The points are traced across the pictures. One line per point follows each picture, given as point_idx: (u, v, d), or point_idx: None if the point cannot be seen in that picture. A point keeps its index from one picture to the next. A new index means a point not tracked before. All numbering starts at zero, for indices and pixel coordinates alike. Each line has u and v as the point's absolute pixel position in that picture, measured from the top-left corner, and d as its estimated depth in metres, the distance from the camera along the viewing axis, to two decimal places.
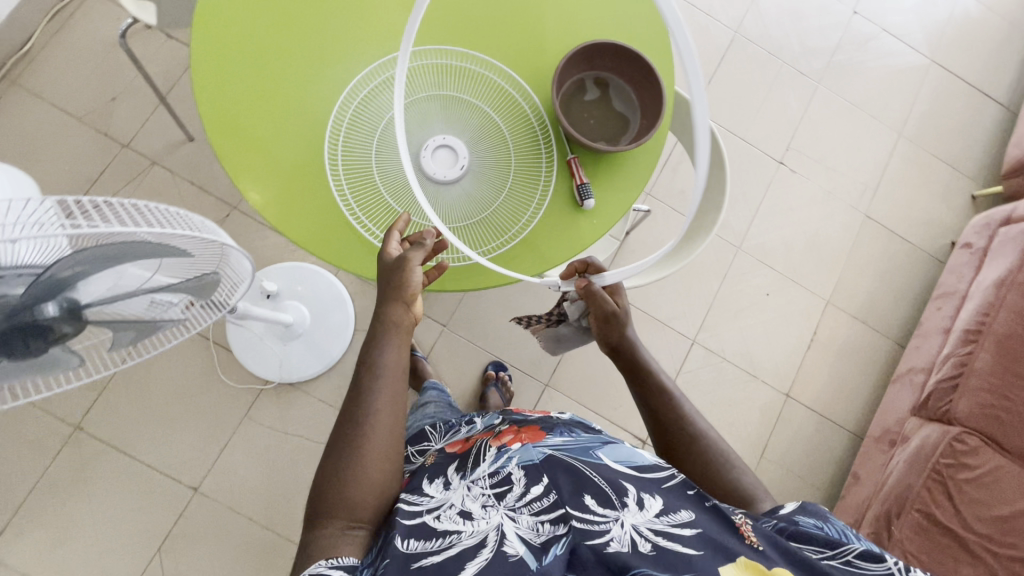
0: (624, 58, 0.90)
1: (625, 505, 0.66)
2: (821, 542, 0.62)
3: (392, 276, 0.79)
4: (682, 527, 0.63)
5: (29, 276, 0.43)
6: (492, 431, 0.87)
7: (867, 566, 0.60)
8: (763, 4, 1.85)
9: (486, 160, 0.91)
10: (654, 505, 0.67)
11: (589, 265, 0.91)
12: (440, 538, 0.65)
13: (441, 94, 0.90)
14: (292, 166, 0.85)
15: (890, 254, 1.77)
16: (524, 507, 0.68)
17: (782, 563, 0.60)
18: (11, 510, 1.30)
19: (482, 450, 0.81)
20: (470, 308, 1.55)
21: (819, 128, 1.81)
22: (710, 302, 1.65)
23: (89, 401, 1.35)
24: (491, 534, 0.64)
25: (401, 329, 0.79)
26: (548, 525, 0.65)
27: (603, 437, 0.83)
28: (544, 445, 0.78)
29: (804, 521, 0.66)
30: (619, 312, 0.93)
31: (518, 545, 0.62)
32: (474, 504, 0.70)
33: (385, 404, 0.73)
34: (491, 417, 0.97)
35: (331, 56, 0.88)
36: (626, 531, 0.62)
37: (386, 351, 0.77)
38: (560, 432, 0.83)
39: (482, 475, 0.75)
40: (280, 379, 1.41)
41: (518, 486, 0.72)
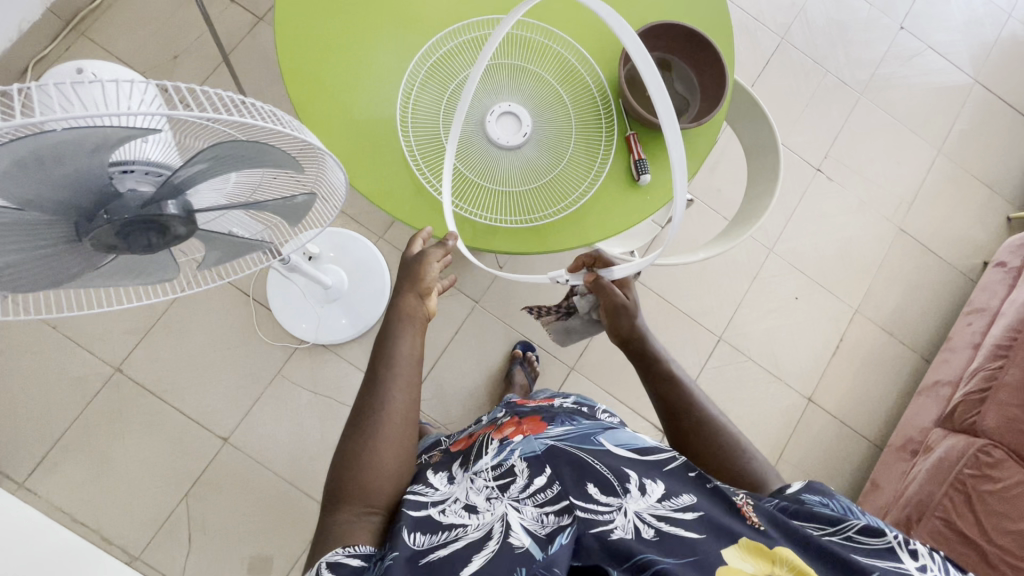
0: (690, 41, 0.92)
1: (627, 491, 0.63)
2: (823, 520, 0.60)
3: (409, 271, 0.84)
4: (684, 511, 0.60)
5: (154, 175, 0.47)
6: (495, 426, 0.87)
7: (868, 541, 0.56)
8: (811, 13, 1.87)
9: (548, 129, 0.94)
10: (656, 491, 0.64)
11: (596, 260, 0.98)
12: (446, 531, 0.63)
13: (510, 62, 0.93)
14: (364, 119, 0.88)
15: (922, 268, 1.77)
16: (528, 498, 0.65)
17: (783, 541, 0.57)
18: (48, 444, 1.34)
19: (484, 443, 0.82)
20: (503, 287, 1.57)
21: (858, 138, 1.82)
22: (739, 301, 1.66)
23: (130, 344, 1.39)
24: (496, 525, 0.61)
25: (413, 320, 0.81)
26: (553, 516, 0.61)
27: (604, 424, 0.79)
28: (546, 436, 0.74)
29: (809, 498, 0.63)
30: (629, 304, 1.01)
31: (523, 536, 0.59)
32: (478, 497, 0.67)
33: (400, 393, 0.74)
34: (497, 412, 0.98)
35: (408, 18, 0.91)
36: (629, 518, 0.59)
37: (400, 341, 0.78)
38: (561, 422, 0.80)
39: (485, 467, 0.73)
40: (316, 340, 1.43)
41: (521, 477, 0.68)
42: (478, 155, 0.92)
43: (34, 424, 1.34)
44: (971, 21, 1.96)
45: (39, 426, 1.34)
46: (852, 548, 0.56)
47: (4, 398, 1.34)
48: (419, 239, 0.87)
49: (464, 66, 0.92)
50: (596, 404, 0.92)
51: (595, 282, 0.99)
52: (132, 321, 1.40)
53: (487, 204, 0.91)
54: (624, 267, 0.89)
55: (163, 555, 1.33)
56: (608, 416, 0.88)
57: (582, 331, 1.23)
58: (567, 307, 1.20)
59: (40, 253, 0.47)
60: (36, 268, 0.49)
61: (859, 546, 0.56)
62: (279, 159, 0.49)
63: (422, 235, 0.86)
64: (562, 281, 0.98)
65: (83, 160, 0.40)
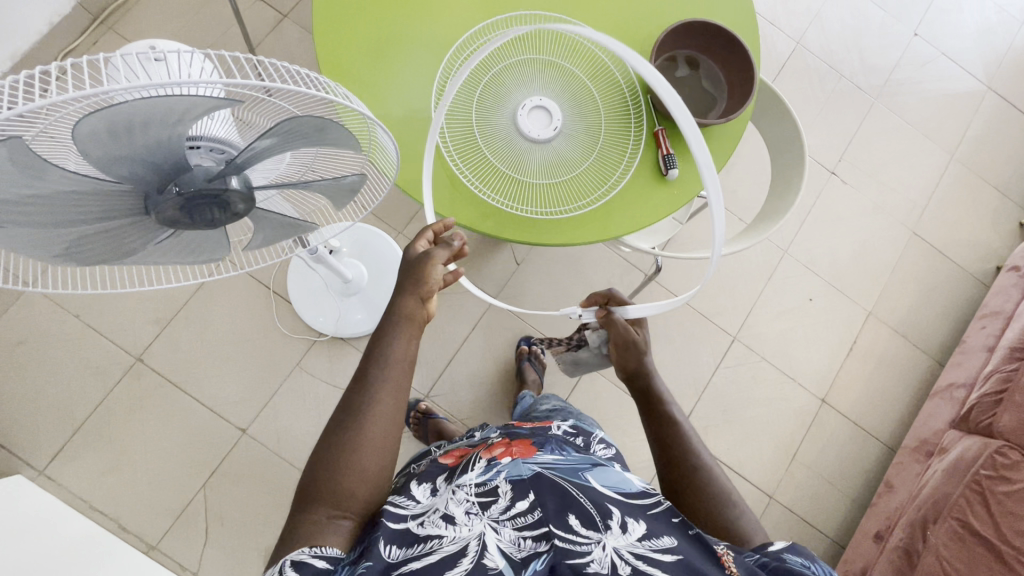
0: (717, 39, 0.94)
1: (608, 527, 0.65)
2: None
3: (413, 271, 0.80)
4: (663, 552, 0.63)
5: (218, 154, 0.49)
6: (484, 444, 0.84)
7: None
8: (826, 18, 1.90)
9: (577, 123, 0.95)
10: (637, 529, 0.65)
11: (611, 298, 0.98)
12: (422, 544, 0.63)
13: (541, 57, 0.94)
14: (400, 111, 0.90)
15: (936, 272, 1.78)
16: (507, 520, 0.66)
17: None
18: (69, 433, 1.34)
19: (471, 460, 0.78)
20: (520, 284, 1.57)
21: (873, 143, 1.83)
22: (754, 301, 1.67)
23: (151, 335, 1.40)
24: (473, 543, 0.63)
25: (404, 324, 0.77)
26: (530, 541, 0.64)
27: (592, 458, 0.79)
28: (534, 462, 0.74)
29: (791, 559, 0.63)
30: (639, 340, 0.95)
31: (499, 558, 0.62)
32: (457, 509, 0.67)
33: (385, 396, 0.71)
34: (491, 430, 0.95)
35: (442, 14, 0.93)
36: (607, 554, 0.62)
37: (393, 343, 0.75)
38: (551, 450, 0.79)
39: (469, 481, 0.72)
40: (334, 333, 1.45)
41: (504, 499, 0.69)
42: (510, 148, 0.93)
43: (53, 411, 1.35)
44: (983, 29, 1.98)
45: (60, 414, 1.35)
46: None
47: (24, 385, 1.35)
48: (424, 239, 0.83)
49: (497, 60, 0.93)
50: (593, 433, 0.91)
51: (606, 317, 0.98)
52: (153, 310, 1.41)
53: (519, 196, 0.92)
54: (641, 308, 0.93)
55: (181, 545, 1.34)
56: (603, 452, 0.85)
57: (588, 359, 1.23)
58: (576, 340, 1.19)
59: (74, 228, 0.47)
60: (95, 241, 0.50)
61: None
62: (338, 137, 0.50)
63: (429, 232, 0.83)
64: (574, 316, 1.00)
65: (164, 128, 0.42)
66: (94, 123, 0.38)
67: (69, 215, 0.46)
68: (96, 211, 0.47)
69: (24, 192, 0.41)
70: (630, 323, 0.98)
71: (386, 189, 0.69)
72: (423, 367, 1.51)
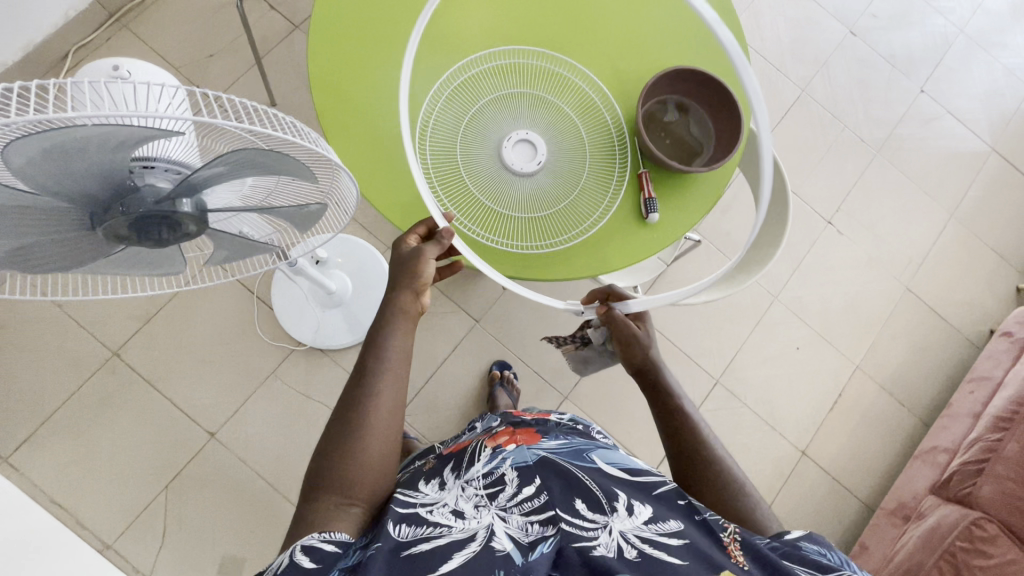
0: (707, 88, 0.95)
1: (614, 510, 0.65)
2: (815, 566, 0.59)
3: (403, 267, 0.79)
4: (670, 536, 0.62)
5: (174, 173, 0.49)
6: (488, 432, 0.86)
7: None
8: (833, 69, 1.91)
9: (561, 161, 0.95)
10: (643, 513, 0.65)
11: (611, 294, 0.93)
12: (430, 527, 0.64)
13: (530, 92, 0.96)
14: (384, 134, 0.90)
15: (927, 330, 1.76)
16: (515, 507, 0.67)
17: None
18: (38, 421, 1.34)
19: (476, 451, 0.80)
20: (505, 308, 1.57)
21: (871, 195, 1.83)
22: (739, 345, 1.66)
23: (131, 330, 1.40)
24: (481, 530, 0.63)
25: (405, 313, 0.78)
26: (537, 526, 0.64)
27: (597, 441, 0.81)
28: (539, 448, 0.76)
29: (807, 547, 0.61)
30: (642, 335, 0.90)
31: (507, 541, 0.62)
32: (466, 504, 0.69)
33: (387, 385, 0.72)
34: (490, 420, 0.95)
35: (437, 42, 0.94)
36: (613, 538, 0.62)
37: (391, 336, 0.75)
38: (554, 436, 0.81)
39: (476, 475, 0.74)
40: (312, 343, 1.44)
41: (510, 486, 0.70)
42: (491, 179, 0.93)
43: (26, 399, 1.34)
44: (991, 91, 1.99)
45: (31, 402, 1.34)
46: None
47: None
48: (413, 236, 0.82)
49: (486, 92, 0.95)
50: (590, 423, 0.92)
51: (607, 314, 0.91)
52: (136, 307, 1.41)
53: (496, 226, 0.92)
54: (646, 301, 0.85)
55: (137, 546, 1.32)
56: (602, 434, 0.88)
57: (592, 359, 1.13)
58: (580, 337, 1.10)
59: (24, 239, 0.47)
60: (34, 254, 0.50)
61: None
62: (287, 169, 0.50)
63: (418, 230, 0.82)
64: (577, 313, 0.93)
65: (99, 154, 0.42)
66: (24, 147, 0.38)
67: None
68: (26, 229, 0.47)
69: None
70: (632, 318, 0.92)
71: (340, 226, 0.70)
72: None
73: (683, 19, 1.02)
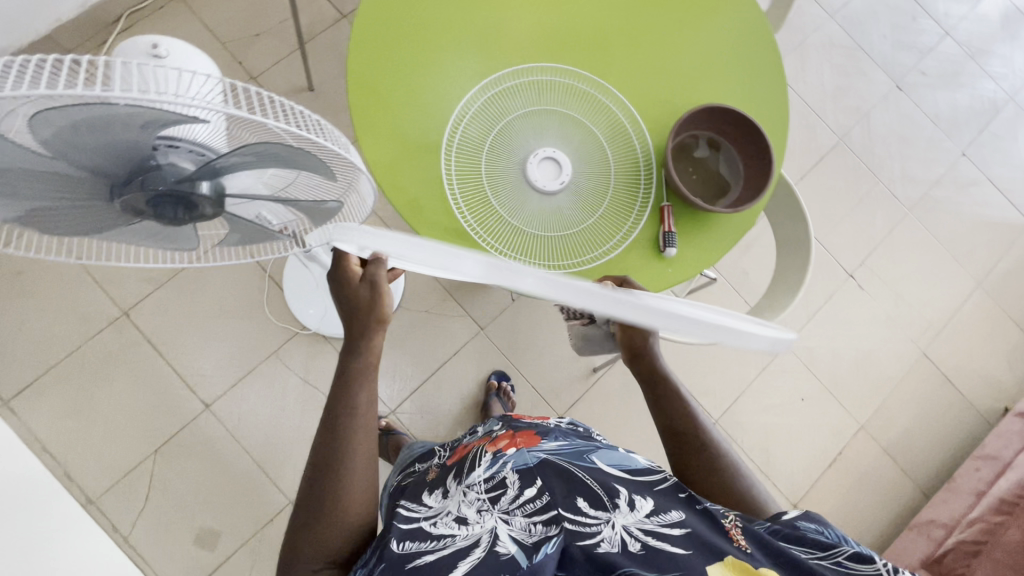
0: (741, 130, 0.93)
1: (617, 506, 0.66)
2: (813, 544, 0.63)
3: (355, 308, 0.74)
4: (671, 527, 0.64)
5: (197, 155, 0.48)
6: (489, 437, 0.86)
7: (857, 568, 0.60)
8: (873, 121, 1.88)
9: (585, 184, 0.95)
10: (644, 507, 0.67)
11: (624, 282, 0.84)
12: (435, 540, 0.64)
13: (564, 112, 0.97)
14: (415, 136, 0.91)
15: (939, 398, 1.71)
16: (517, 509, 0.67)
17: (770, 564, 0.61)
18: (43, 368, 1.37)
19: (477, 455, 0.80)
20: (511, 319, 1.57)
21: (898, 254, 1.79)
22: (743, 387, 1.63)
23: (144, 293, 1.42)
24: (485, 536, 0.63)
25: (374, 364, 0.75)
26: (541, 526, 0.64)
27: (596, 443, 0.82)
28: (540, 450, 0.76)
29: (804, 525, 0.65)
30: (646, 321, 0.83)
31: (511, 544, 0.61)
32: (469, 509, 0.69)
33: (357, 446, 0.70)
34: (492, 424, 0.95)
35: (480, 50, 0.95)
36: (616, 532, 0.62)
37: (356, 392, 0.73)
38: (555, 437, 0.82)
39: (478, 479, 0.74)
40: (316, 329, 1.45)
41: (512, 488, 0.71)
42: (512, 192, 0.93)
43: (34, 346, 1.37)
44: None
45: (38, 349, 1.37)
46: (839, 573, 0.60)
47: (12, 313, 1.38)
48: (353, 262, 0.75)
49: (520, 106, 0.95)
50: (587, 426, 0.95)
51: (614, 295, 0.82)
52: (150, 270, 1.43)
53: (510, 240, 0.91)
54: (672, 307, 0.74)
55: (119, 505, 1.34)
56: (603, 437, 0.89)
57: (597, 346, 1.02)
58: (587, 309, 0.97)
59: (41, 202, 0.49)
60: (47, 217, 0.51)
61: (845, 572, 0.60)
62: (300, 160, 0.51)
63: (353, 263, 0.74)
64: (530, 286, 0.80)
65: (122, 131, 0.43)
66: (54, 117, 0.40)
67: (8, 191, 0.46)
68: (40, 192, 0.48)
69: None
70: None
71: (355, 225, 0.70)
72: (398, 381, 1.50)
73: (725, 63, 1.03)
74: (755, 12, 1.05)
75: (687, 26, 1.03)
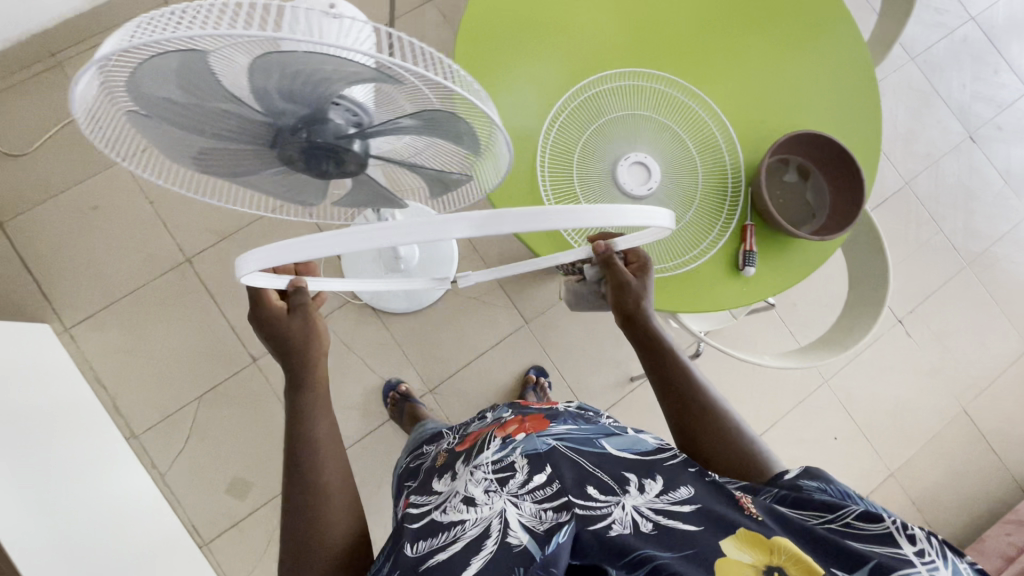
0: (834, 158, 0.93)
1: (626, 489, 0.65)
2: (820, 506, 0.59)
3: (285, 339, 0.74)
4: (682, 504, 0.62)
5: (350, 111, 0.50)
6: (497, 422, 0.84)
7: (867, 528, 0.55)
8: (942, 169, 1.85)
9: (671, 194, 0.95)
10: (654, 487, 0.66)
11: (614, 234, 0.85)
12: (446, 531, 0.64)
13: (657, 118, 0.97)
14: (512, 125, 0.93)
15: (974, 457, 1.68)
16: (527, 494, 0.66)
17: (781, 532, 0.57)
18: (105, 302, 1.41)
19: (485, 440, 0.79)
20: (557, 317, 1.58)
21: (950, 306, 1.76)
22: (777, 418, 1.62)
23: (209, 243, 1.46)
24: (495, 522, 0.63)
25: (322, 396, 0.76)
26: (551, 513, 0.63)
27: (605, 427, 0.80)
28: (549, 436, 0.74)
29: (806, 485, 0.63)
30: (636, 285, 0.84)
31: (522, 534, 0.61)
32: (476, 489, 0.68)
33: (332, 473, 0.70)
34: (502, 409, 0.93)
35: (584, 49, 0.96)
36: (627, 513, 0.62)
37: (317, 424, 0.73)
38: (562, 422, 0.80)
39: (486, 460, 0.73)
40: (368, 300, 1.46)
41: (521, 473, 0.70)
42: (601, 192, 0.94)
43: (100, 280, 1.42)
44: None
45: (103, 283, 1.42)
46: (848, 534, 0.56)
47: (82, 245, 1.42)
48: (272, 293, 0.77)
49: (615, 109, 0.96)
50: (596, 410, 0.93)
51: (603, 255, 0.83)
52: (216, 222, 1.46)
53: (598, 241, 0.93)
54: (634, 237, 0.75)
55: (160, 444, 1.38)
56: (610, 420, 0.87)
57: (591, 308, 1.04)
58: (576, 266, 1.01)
59: (205, 141, 0.51)
60: (211, 157, 0.53)
61: (854, 532, 0.56)
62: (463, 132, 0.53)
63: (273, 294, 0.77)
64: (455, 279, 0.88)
65: (302, 81, 0.45)
66: (264, 62, 0.42)
67: (191, 127, 0.49)
68: (217, 131, 0.50)
69: (189, 99, 0.46)
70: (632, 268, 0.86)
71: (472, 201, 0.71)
72: (438, 363, 1.52)
73: (824, 90, 1.03)
74: (857, 42, 1.05)
75: (786, 48, 1.03)
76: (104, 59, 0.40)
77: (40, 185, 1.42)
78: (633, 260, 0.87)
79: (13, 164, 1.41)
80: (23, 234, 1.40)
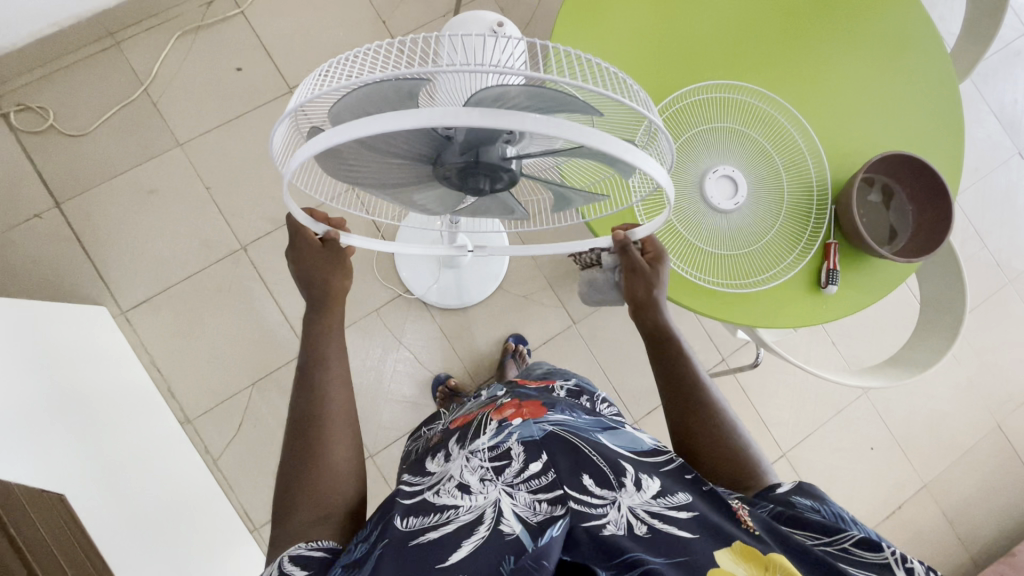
0: (921, 182, 0.93)
1: (622, 485, 0.60)
2: (818, 527, 0.56)
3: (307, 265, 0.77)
4: (679, 509, 0.58)
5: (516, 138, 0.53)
6: (493, 405, 0.80)
7: (863, 555, 0.53)
8: (990, 185, 1.85)
9: (757, 209, 0.96)
10: (651, 487, 0.61)
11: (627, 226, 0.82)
12: (438, 513, 0.59)
13: (747, 132, 0.96)
14: None
15: (1007, 472, 1.71)
16: (522, 484, 0.62)
17: (778, 550, 0.54)
18: (160, 287, 1.42)
19: (482, 422, 0.74)
20: (603, 319, 1.59)
21: (990, 323, 1.77)
22: (816, 426, 1.64)
23: (263, 232, 1.45)
24: (489, 510, 0.58)
25: (336, 327, 0.78)
26: (546, 505, 0.59)
27: (603, 420, 0.75)
28: (547, 422, 0.70)
29: (798, 503, 0.60)
30: (650, 273, 0.83)
31: (515, 523, 0.56)
32: (472, 477, 0.64)
33: (338, 392, 0.72)
34: (496, 389, 0.93)
35: (677, 60, 0.95)
36: (622, 514, 0.57)
37: (332, 349, 0.76)
38: (561, 411, 0.75)
39: (482, 446, 0.68)
40: (420, 295, 1.47)
41: (517, 461, 0.65)
42: (690, 206, 0.94)
43: (154, 264, 1.42)
44: None
45: (159, 268, 1.42)
46: (842, 559, 0.53)
47: (137, 229, 1.42)
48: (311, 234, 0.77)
49: (708, 120, 0.95)
50: (596, 393, 0.92)
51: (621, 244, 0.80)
52: (272, 211, 1.46)
53: (690, 257, 0.93)
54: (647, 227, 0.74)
55: (213, 430, 1.40)
56: (610, 411, 0.87)
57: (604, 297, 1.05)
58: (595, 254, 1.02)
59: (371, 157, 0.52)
60: (365, 170, 0.54)
61: (849, 558, 0.53)
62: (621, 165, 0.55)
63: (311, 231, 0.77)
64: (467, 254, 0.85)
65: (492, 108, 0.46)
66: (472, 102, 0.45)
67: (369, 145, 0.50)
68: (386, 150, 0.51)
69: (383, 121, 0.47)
70: (648, 256, 0.84)
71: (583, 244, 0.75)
72: (485, 360, 1.53)
73: (908, 108, 1.02)
74: (945, 61, 1.03)
75: (875, 65, 1.01)
76: (329, 92, 0.43)
77: (98, 166, 1.41)
78: (650, 250, 0.85)
79: (71, 145, 1.40)
80: (80, 215, 1.40)
